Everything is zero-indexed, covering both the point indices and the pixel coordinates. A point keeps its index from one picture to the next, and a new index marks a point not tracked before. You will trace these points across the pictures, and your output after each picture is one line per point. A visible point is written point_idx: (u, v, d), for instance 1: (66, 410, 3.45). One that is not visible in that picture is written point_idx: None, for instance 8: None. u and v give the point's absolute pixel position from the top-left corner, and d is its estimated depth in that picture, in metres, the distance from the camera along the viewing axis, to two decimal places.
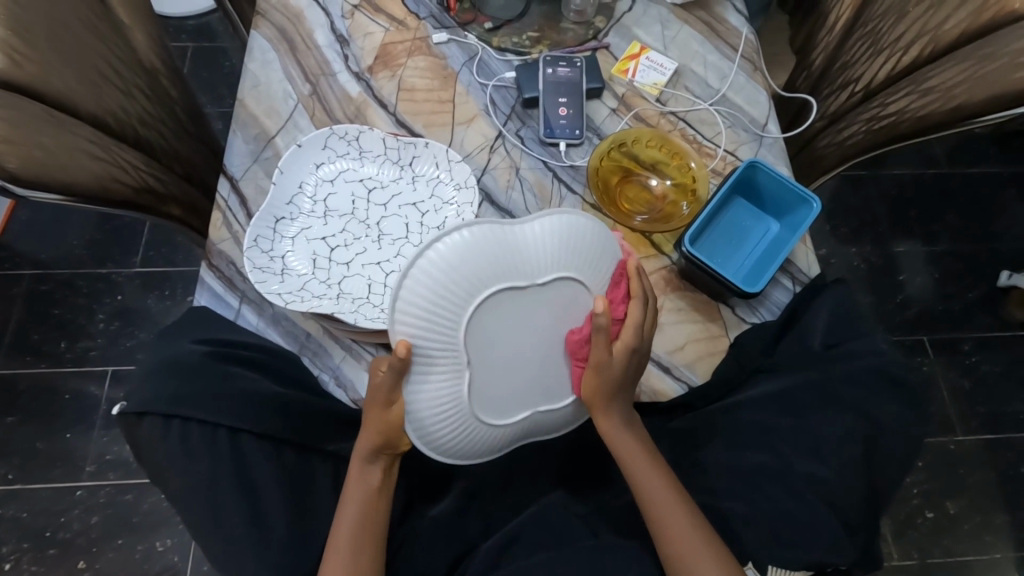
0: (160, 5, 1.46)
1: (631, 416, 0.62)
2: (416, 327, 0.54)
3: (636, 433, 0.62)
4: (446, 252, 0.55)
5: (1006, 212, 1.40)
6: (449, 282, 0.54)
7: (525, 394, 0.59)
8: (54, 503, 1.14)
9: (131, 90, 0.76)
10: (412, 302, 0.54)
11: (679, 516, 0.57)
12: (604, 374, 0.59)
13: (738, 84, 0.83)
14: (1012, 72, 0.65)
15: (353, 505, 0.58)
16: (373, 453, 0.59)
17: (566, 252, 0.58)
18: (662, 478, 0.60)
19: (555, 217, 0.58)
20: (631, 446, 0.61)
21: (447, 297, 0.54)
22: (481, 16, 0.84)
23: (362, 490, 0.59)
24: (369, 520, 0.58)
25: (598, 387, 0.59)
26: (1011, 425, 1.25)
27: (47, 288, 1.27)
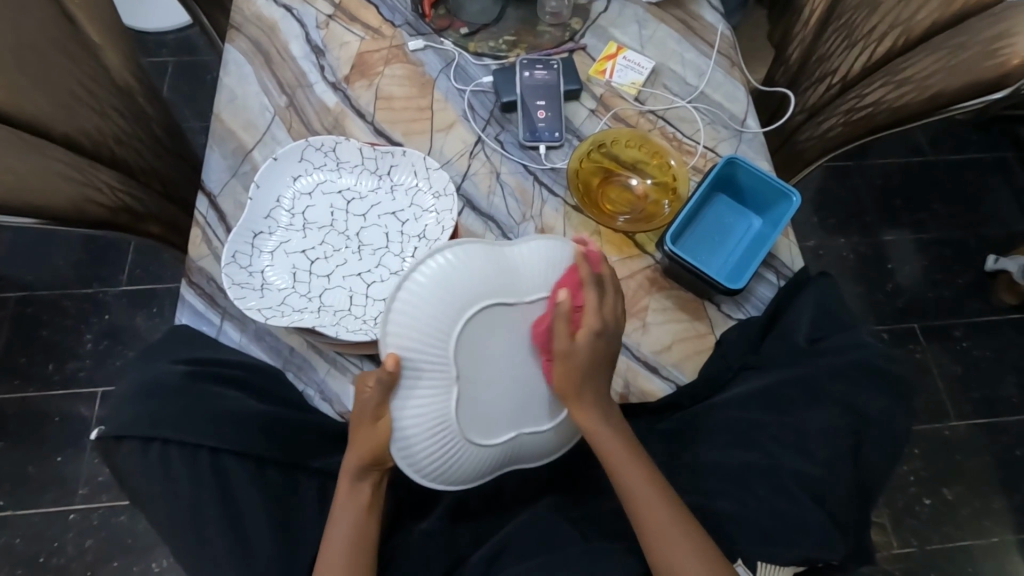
0: (138, 21, 1.45)
1: (605, 400, 0.60)
2: (405, 340, 0.54)
3: (612, 422, 0.60)
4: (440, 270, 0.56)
5: (991, 196, 1.41)
6: (440, 298, 0.55)
7: (511, 415, 0.57)
8: (47, 528, 1.13)
9: (104, 109, 0.76)
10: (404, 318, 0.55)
11: (663, 513, 0.57)
12: (571, 365, 0.57)
13: (716, 80, 0.83)
14: (985, 60, 0.65)
15: (344, 522, 0.58)
16: (359, 470, 0.58)
17: (557, 276, 0.58)
18: (644, 473, 0.59)
19: (549, 241, 0.60)
20: (610, 439, 0.59)
21: (437, 311, 0.55)
22: (457, 22, 0.84)
23: (348, 508, 0.58)
24: (360, 539, 0.57)
25: (569, 379, 0.57)
26: (1005, 407, 1.25)
27: (32, 310, 1.26)
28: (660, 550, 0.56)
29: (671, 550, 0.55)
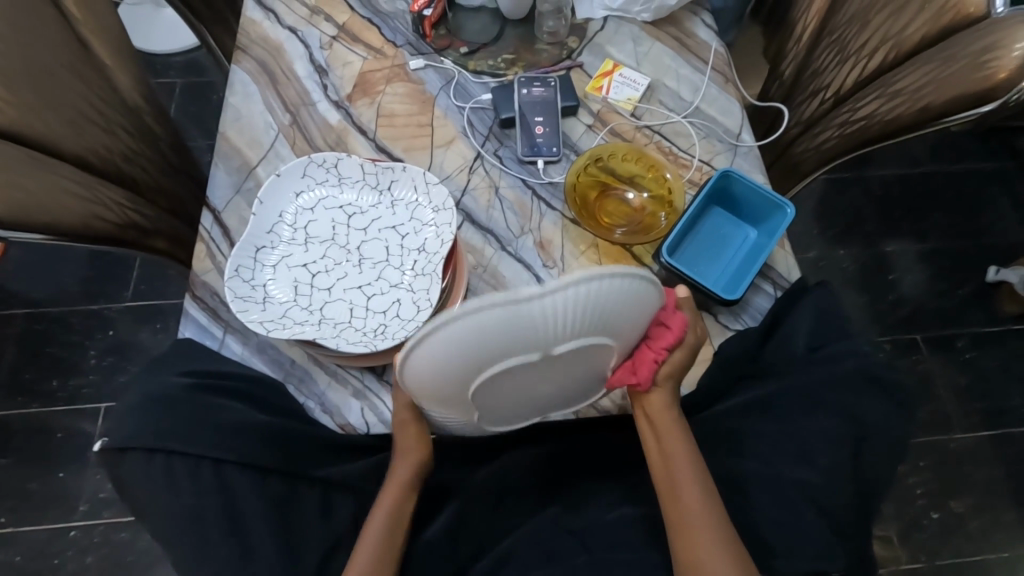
0: (146, 43, 1.49)
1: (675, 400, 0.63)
2: (421, 389, 0.52)
3: (670, 405, 0.62)
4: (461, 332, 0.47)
5: (989, 207, 1.42)
6: (457, 363, 0.48)
7: (534, 411, 0.59)
8: (49, 545, 1.13)
9: (113, 129, 0.78)
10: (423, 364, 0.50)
11: (693, 498, 0.57)
12: (682, 359, 0.62)
13: (711, 96, 0.84)
14: (972, 73, 0.67)
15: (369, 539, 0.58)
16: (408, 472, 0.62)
17: (595, 321, 0.49)
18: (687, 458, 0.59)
19: (605, 280, 0.47)
20: (665, 418, 0.61)
21: (453, 372, 0.49)
22: (457, 41, 0.86)
23: (386, 505, 0.60)
24: (380, 554, 0.58)
25: (672, 369, 0.62)
26: (1011, 418, 1.24)
27: (38, 327, 1.27)
28: (682, 530, 0.56)
29: (693, 533, 0.56)
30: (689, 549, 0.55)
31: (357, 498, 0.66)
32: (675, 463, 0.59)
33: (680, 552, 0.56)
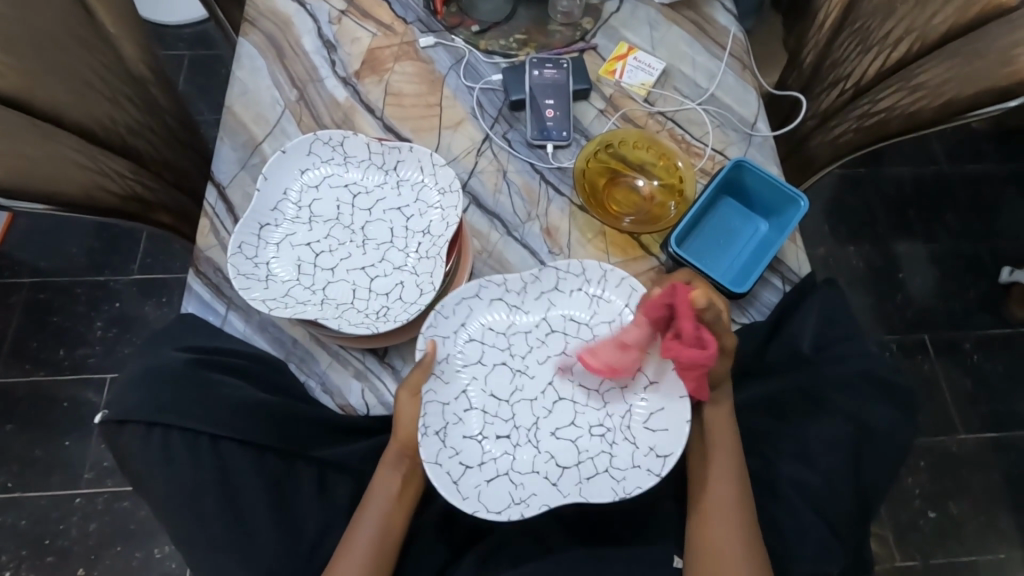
0: (155, 13, 1.47)
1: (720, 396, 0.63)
2: (436, 424, 0.61)
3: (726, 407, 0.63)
4: (503, 492, 0.59)
5: (1007, 209, 1.39)
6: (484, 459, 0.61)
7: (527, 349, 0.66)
8: (52, 511, 1.15)
9: (118, 99, 0.77)
10: (460, 465, 0.60)
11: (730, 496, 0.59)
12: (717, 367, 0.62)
13: (726, 83, 0.82)
14: (1000, 67, 0.64)
15: (370, 524, 0.59)
16: (398, 451, 0.61)
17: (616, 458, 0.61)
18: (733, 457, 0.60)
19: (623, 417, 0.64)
20: (719, 420, 0.62)
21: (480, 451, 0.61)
22: (469, 20, 0.84)
23: (391, 487, 0.61)
24: (386, 536, 0.59)
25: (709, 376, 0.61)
26: (1014, 423, 1.23)
27: (44, 296, 1.28)
28: (706, 518, 0.59)
29: (714, 523, 0.58)
30: (710, 540, 0.57)
31: (355, 481, 0.66)
32: (719, 458, 0.61)
33: (699, 539, 0.58)
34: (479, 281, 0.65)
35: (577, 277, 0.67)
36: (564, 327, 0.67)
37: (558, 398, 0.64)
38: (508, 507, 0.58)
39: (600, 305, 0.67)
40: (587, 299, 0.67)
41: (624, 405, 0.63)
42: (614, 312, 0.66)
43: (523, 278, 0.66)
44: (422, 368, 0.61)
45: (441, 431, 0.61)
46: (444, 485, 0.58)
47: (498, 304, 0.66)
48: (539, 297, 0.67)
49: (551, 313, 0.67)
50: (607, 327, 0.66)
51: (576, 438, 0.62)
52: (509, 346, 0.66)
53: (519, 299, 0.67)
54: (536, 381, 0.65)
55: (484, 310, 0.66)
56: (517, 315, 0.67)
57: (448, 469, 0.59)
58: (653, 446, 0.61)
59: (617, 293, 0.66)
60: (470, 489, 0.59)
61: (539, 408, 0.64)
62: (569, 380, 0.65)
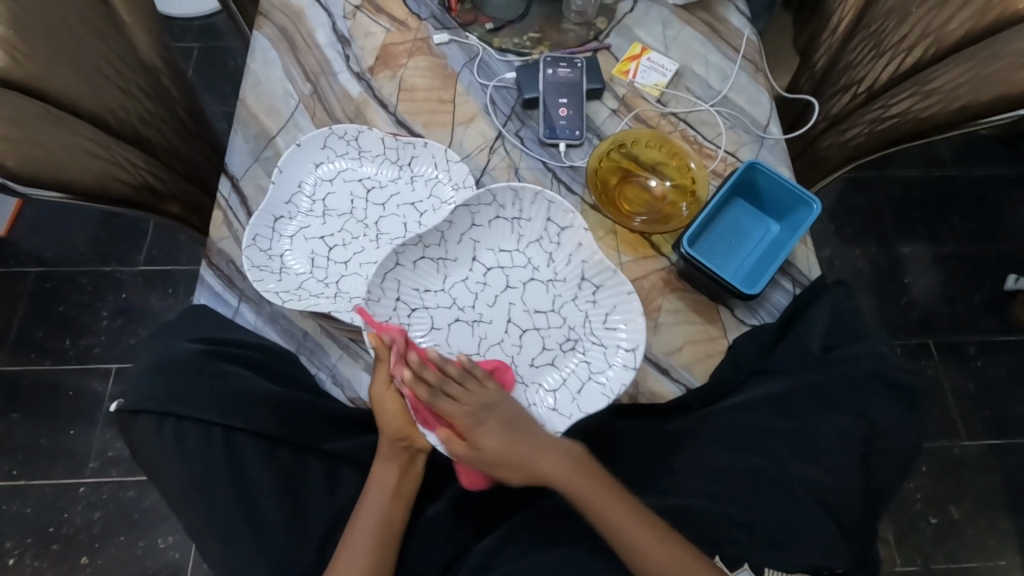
0: (164, 5, 1.47)
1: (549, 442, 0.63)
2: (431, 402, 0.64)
3: (576, 466, 0.62)
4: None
5: (1014, 215, 1.39)
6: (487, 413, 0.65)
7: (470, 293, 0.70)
8: (57, 499, 1.15)
9: (131, 90, 0.77)
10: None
11: (648, 537, 0.57)
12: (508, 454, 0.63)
13: (740, 85, 0.82)
14: (1015, 73, 0.64)
15: (366, 516, 0.60)
16: (391, 444, 0.63)
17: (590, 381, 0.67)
18: (622, 504, 0.59)
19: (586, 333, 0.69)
20: (581, 484, 0.61)
21: None
22: (482, 17, 0.84)
23: (387, 475, 0.62)
24: (380, 528, 0.60)
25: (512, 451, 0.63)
26: (1017, 429, 1.24)
27: (51, 285, 1.28)
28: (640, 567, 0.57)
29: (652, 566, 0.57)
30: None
31: (361, 474, 0.66)
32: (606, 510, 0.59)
33: None
34: (395, 248, 0.66)
35: (490, 207, 0.70)
36: (497, 259, 0.71)
37: (522, 331, 0.68)
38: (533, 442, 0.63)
39: (522, 226, 0.71)
40: (509, 226, 0.71)
41: (581, 313, 0.69)
42: (539, 229, 0.71)
43: (437, 229, 0.68)
44: (382, 361, 0.64)
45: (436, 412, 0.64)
46: (470, 455, 0.63)
47: (423, 263, 0.69)
48: (461, 241, 0.70)
49: (478, 251, 0.71)
50: (538, 246, 0.71)
51: (553, 360, 0.68)
52: (454, 300, 0.69)
53: (442, 251, 0.69)
54: (494, 324, 0.69)
55: (412, 273, 0.68)
56: (448, 267, 0.70)
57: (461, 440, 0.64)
58: (618, 342, 0.67)
59: (534, 210, 0.70)
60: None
61: (510, 350, 0.68)
62: (523, 311, 0.69)
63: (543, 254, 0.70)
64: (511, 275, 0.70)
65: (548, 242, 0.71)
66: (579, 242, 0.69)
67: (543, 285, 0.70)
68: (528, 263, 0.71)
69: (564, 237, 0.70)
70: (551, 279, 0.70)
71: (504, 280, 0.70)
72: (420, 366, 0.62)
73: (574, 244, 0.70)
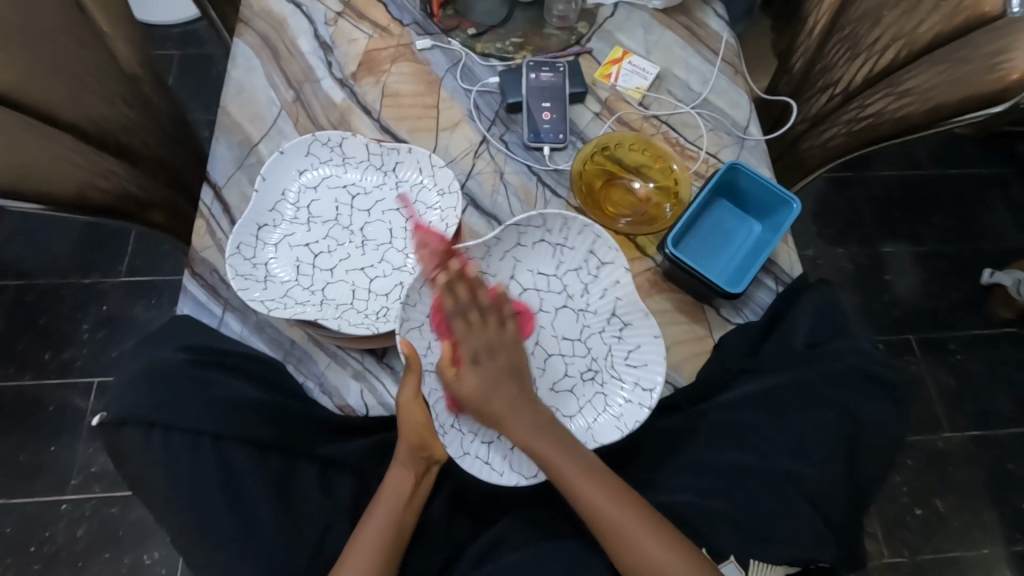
0: (144, 12, 1.45)
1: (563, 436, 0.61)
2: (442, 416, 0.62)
3: (540, 423, 0.61)
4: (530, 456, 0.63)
5: (988, 212, 1.43)
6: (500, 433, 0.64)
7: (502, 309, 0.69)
8: (38, 517, 1.13)
9: (112, 98, 0.76)
10: (484, 444, 0.63)
11: (597, 494, 0.58)
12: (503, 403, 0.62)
13: (720, 87, 0.84)
14: (986, 74, 0.66)
15: (373, 526, 0.59)
16: (410, 451, 0.62)
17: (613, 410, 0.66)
18: (577, 464, 0.59)
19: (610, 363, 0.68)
20: (540, 441, 0.60)
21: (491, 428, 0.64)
22: (465, 23, 0.85)
23: (403, 483, 0.62)
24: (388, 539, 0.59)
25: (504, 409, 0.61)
26: (997, 420, 1.26)
27: (30, 297, 1.26)
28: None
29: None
30: None
31: (353, 481, 0.66)
32: (620, 521, 0.57)
33: None
34: None
35: (538, 229, 0.69)
36: (535, 280, 0.70)
37: (547, 356, 0.68)
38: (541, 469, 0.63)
39: (563, 254, 0.70)
40: (551, 250, 0.70)
41: (606, 346, 0.68)
42: (580, 258, 0.70)
43: (486, 244, 0.67)
44: (412, 371, 0.61)
45: (455, 421, 0.63)
46: (483, 471, 0.62)
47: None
48: (505, 258, 0.69)
49: (517, 271, 0.70)
50: (575, 274, 0.70)
51: (572, 387, 0.67)
52: None
53: (484, 263, 0.68)
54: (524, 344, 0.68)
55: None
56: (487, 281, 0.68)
57: (476, 454, 0.62)
58: (638, 380, 0.66)
59: (581, 240, 0.69)
60: (501, 463, 0.63)
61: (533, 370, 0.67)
62: (552, 337, 0.68)
63: (580, 283, 0.70)
64: (545, 299, 0.69)
65: (586, 273, 0.70)
66: (618, 280, 0.69)
67: (574, 314, 0.69)
68: (563, 290, 0.70)
69: (603, 271, 0.69)
70: (582, 310, 0.69)
71: (538, 302, 0.69)
72: (460, 279, 0.64)
73: (610, 278, 0.69)
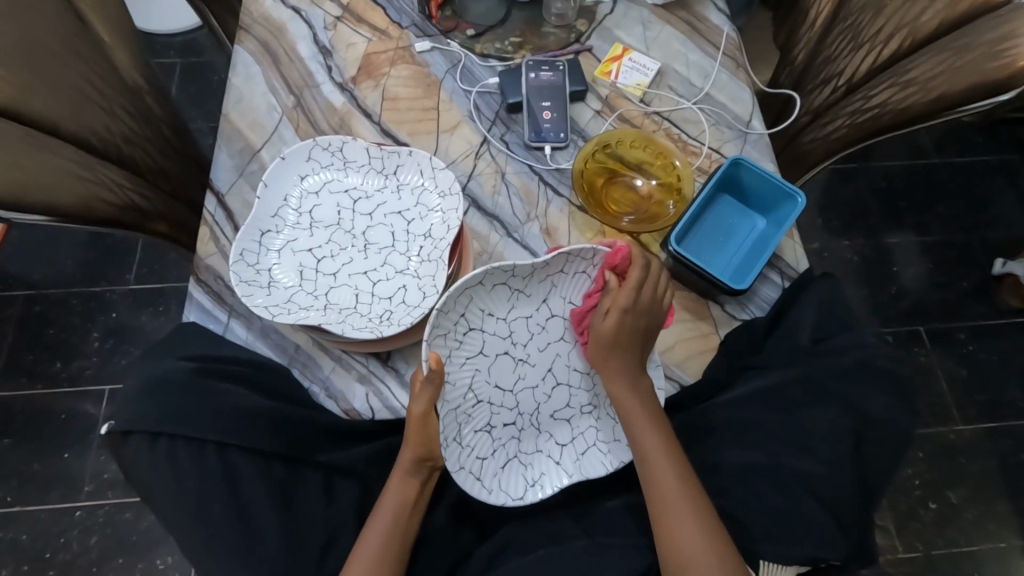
0: (145, 22, 1.47)
1: (655, 411, 0.63)
2: (446, 432, 0.61)
3: (640, 390, 0.63)
4: (518, 479, 0.65)
5: (996, 201, 1.41)
6: (494, 454, 0.64)
7: (531, 328, 0.67)
8: (52, 524, 1.14)
9: (114, 109, 0.77)
10: (478, 460, 0.63)
11: (664, 466, 0.60)
12: (624, 353, 0.64)
13: (721, 81, 0.83)
14: (990, 62, 0.65)
15: (377, 534, 0.59)
16: (413, 460, 0.61)
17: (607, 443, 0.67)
18: (657, 430, 0.62)
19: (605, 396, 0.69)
20: (633, 402, 0.63)
21: (487, 446, 0.64)
22: (463, 24, 0.85)
23: (408, 488, 0.62)
24: (390, 546, 0.59)
25: (621, 362, 0.63)
26: (1010, 411, 1.25)
27: (40, 308, 1.27)
28: (677, 563, 0.56)
29: (686, 566, 0.56)
30: None
31: (360, 486, 0.66)
32: (678, 502, 0.58)
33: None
34: (486, 268, 0.62)
35: (584, 261, 0.66)
36: (564, 310, 0.68)
37: (557, 385, 0.68)
38: (527, 492, 0.64)
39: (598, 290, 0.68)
40: (586, 282, 0.67)
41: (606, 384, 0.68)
42: None
43: (532, 266, 0.64)
44: (431, 384, 0.58)
45: (457, 436, 0.62)
46: (472, 487, 0.61)
47: (500, 289, 0.65)
48: (543, 282, 0.66)
49: (551, 296, 0.67)
50: None
51: (570, 417, 0.68)
52: (511, 334, 0.66)
53: (522, 284, 0.66)
54: (536, 369, 0.67)
55: (485, 295, 0.64)
56: (519, 300, 0.66)
57: (469, 468, 0.62)
58: None
59: None
60: (491, 480, 0.63)
61: (539, 394, 0.67)
62: (567, 368, 0.68)
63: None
64: (570, 330, 0.68)
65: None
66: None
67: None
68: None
69: None
70: None
71: (562, 331, 0.68)
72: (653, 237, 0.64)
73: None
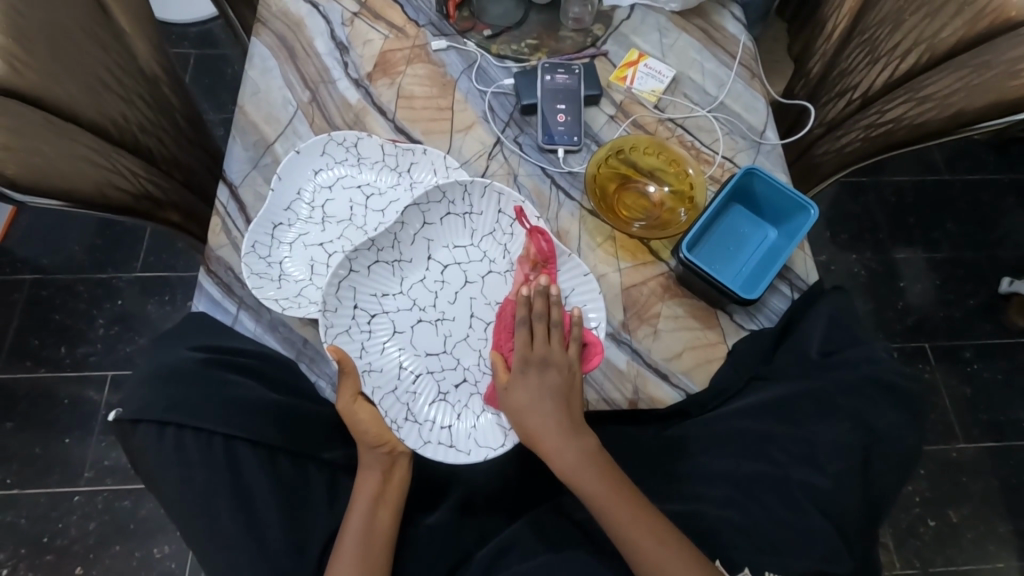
0: (162, 12, 1.47)
1: (606, 471, 0.62)
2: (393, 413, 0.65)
3: (585, 456, 0.62)
4: (493, 428, 0.66)
5: (1007, 220, 1.40)
6: (460, 416, 0.66)
7: (436, 287, 0.70)
8: (51, 509, 1.14)
9: (131, 97, 0.77)
10: (444, 430, 0.65)
11: (637, 525, 0.58)
12: (548, 426, 0.63)
13: (736, 91, 0.83)
14: (1009, 80, 0.65)
15: (353, 529, 0.59)
16: (371, 452, 0.63)
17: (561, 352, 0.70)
18: (615, 490, 0.60)
19: None
20: (579, 466, 0.62)
21: (446, 410, 0.66)
22: (480, 24, 0.85)
23: (369, 484, 0.62)
24: (369, 538, 0.60)
25: (551, 430, 0.62)
26: (1014, 432, 1.24)
27: (47, 293, 1.28)
28: None
29: None
30: None
31: None
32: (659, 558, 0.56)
33: None
34: (347, 255, 0.66)
35: (440, 204, 0.70)
36: (453, 255, 0.71)
37: (485, 324, 0.70)
38: (506, 436, 0.65)
39: (474, 221, 0.71)
40: (461, 221, 0.71)
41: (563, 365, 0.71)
42: (491, 221, 0.72)
43: (390, 231, 0.68)
44: (349, 375, 0.63)
45: (409, 415, 0.65)
46: (447, 455, 0.64)
47: (378, 267, 0.68)
48: (415, 241, 0.70)
49: (433, 250, 0.71)
50: (491, 239, 0.72)
51: None
52: (415, 302, 0.70)
53: (397, 253, 0.69)
54: (458, 322, 0.69)
55: (366, 279, 0.68)
56: (405, 269, 0.70)
57: (437, 440, 0.65)
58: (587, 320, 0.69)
59: (485, 203, 0.71)
60: (466, 442, 0.65)
61: (476, 342, 0.69)
62: (485, 304, 0.70)
63: (497, 245, 0.72)
64: (468, 271, 0.71)
65: (500, 234, 0.72)
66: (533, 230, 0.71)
67: (500, 277, 0.71)
68: (484, 256, 0.72)
69: (517, 227, 0.71)
70: (507, 271, 0.71)
71: (462, 276, 0.71)
72: (541, 295, 0.65)
73: (520, 248, 0.71)
